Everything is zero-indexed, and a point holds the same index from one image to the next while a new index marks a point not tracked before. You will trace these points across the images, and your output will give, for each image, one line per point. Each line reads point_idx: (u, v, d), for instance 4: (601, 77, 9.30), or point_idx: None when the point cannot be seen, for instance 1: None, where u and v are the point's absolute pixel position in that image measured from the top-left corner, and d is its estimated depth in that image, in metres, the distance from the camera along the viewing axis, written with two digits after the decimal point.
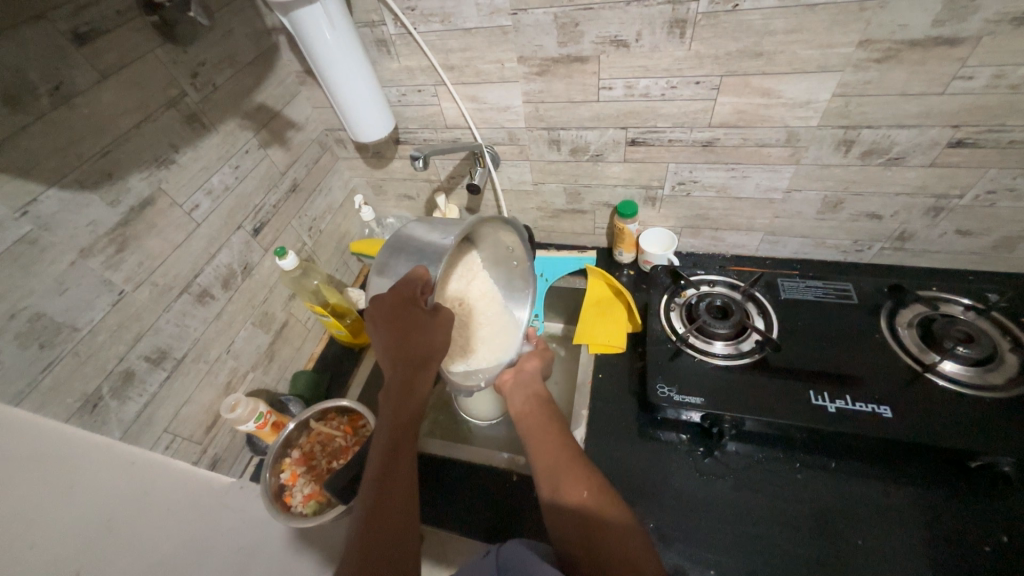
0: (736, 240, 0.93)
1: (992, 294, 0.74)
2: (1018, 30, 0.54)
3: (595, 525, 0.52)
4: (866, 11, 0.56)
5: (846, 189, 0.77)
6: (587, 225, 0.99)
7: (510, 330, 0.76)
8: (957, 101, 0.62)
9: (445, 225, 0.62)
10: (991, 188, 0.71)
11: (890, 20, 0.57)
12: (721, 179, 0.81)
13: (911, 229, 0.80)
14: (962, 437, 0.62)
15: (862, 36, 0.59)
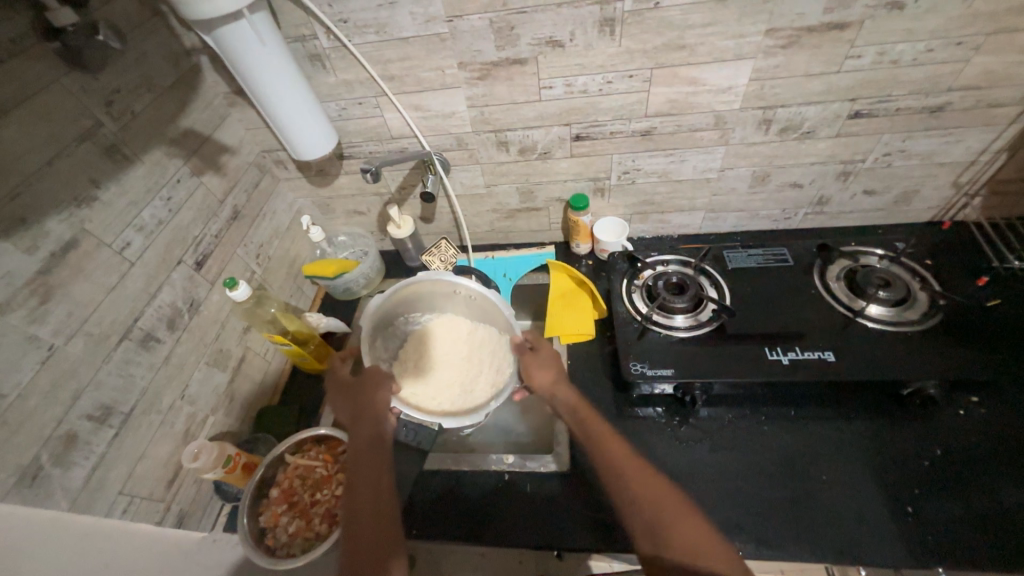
0: (682, 220, 0.99)
1: (901, 242, 0.85)
2: (890, 13, 0.63)
3: (667, 510, 0.58)
4: (768, 3, 0.63)
5: (770, 163, 0.85)
6: (542, 221, 1.02)
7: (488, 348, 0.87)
8: (852, 77, 0.71)
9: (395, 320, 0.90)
10: (887, 151, 0.81)
11: (789, 9, 0.63)
12: (662, 164, 0.86)
13: (828, 193, 0.90)
14: (893, 368, 0.70)
15: (767, 26, 0.65)
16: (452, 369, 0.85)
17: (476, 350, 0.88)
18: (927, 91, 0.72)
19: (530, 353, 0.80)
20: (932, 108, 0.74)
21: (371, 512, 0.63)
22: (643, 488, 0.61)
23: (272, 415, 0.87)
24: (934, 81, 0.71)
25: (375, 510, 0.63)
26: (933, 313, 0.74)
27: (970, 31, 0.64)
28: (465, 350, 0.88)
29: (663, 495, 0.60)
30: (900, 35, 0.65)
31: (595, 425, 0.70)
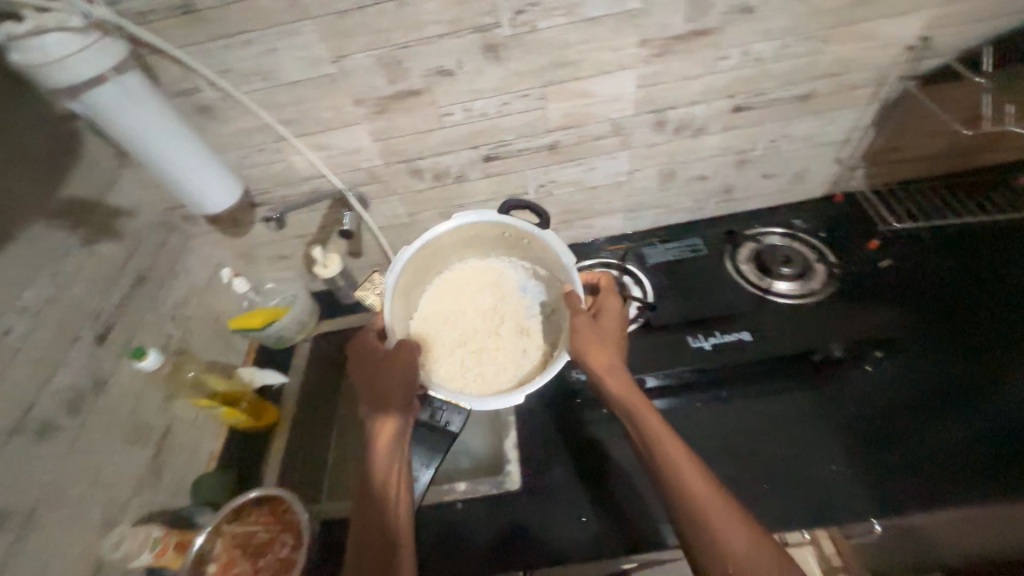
0: (606, 223, 1.01)
1: (797, 220, 0.98)
2: (744, 17, 0.69)
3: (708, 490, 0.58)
4: (634, 17, 0.67)
5: (676, 160, 0.89)
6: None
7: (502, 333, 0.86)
8: (709, 78, 0.76)
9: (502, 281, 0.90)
10: (772, 138, 0.87)
11: (653, 21, 0.68)
12: (574, 174, 0.89)
13: (731, 181, 0.95)
14: (802, 337, 0.80)
15: (638, 38, 0.69)
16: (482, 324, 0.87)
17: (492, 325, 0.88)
18: (783, 81, 0.78)
19: (600, 332, 0.72)
20: (800, 96, 0.81)
21: (380, 486, 0.66)
22: (714, 510, 0.56)
23: (207, 483, 0.82)
24: (771, 71, 0.77)
25: (388, 467, 0.67)
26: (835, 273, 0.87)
27: (817, 26, 0.71)
28: (484, 305, 0.89)
29: (735, 519, 0.55)
30: (759, 36, 0.71)
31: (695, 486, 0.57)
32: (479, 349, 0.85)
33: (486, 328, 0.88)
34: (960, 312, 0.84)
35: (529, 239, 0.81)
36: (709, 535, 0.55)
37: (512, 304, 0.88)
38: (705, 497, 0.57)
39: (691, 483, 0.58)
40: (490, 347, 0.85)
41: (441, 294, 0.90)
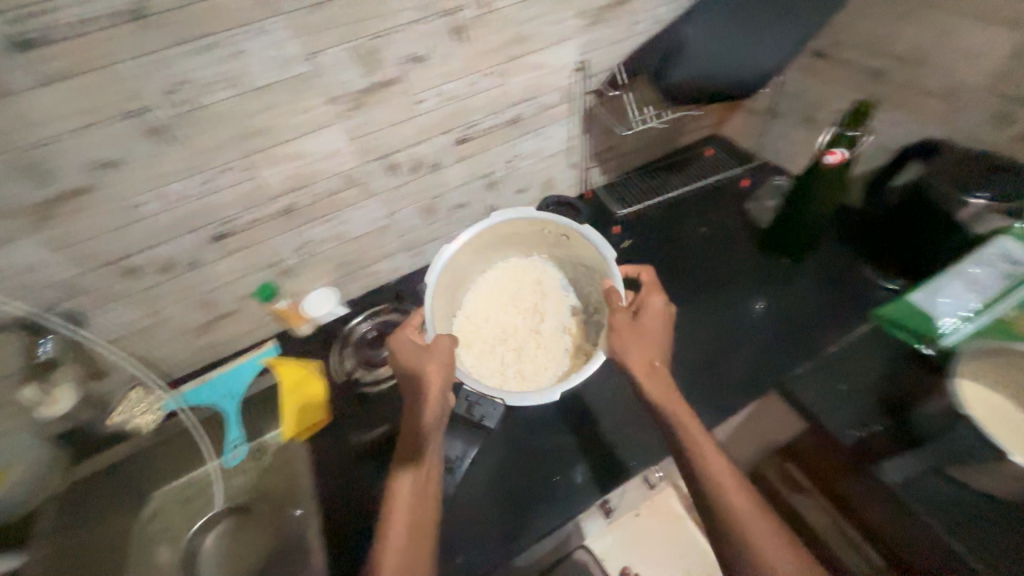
0: (392, 266, 0.98)
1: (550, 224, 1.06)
2: (426, 64, 0.71)
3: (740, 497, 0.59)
4: (310, 79, 0.65)
5: (428, 194, 0.90)
6: (240, 325, 0.89)
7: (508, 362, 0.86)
8: (414, 122, 0.77)
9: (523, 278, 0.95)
10: (507, 158, 0.93)
11: (332, 80, 0.66)
12: (329, 230, 0.84)
13: (491, 201, 1.00)
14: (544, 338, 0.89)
15: (324, 97, 0.67)
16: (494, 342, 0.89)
17: (509, 339, 0.89)
18: (486, 112, 0.83)
19: (647, 332, 0.71)
20: (510, 121, 0.87)
21: (413, 532, 0.61)
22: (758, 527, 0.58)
23: None
24: (473, 107, 0.81)
25: (423, 505, 0.63)
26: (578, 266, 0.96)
27: (499, 62, 0.77)
28: (524, 299, 0.94)
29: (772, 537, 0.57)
30: (450, 77, 0.75)
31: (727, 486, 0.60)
32: (519, 347, 0.88)
33: (526, 328, 0.92)
34: (674, 266, 0.97)
35: (570, 234, 0.84)
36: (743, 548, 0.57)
37: (552, 301, 0.93)
38: (744, 511, 0.59)
39: (725, 487, 0.60)
40: (530, 345, 0.89)
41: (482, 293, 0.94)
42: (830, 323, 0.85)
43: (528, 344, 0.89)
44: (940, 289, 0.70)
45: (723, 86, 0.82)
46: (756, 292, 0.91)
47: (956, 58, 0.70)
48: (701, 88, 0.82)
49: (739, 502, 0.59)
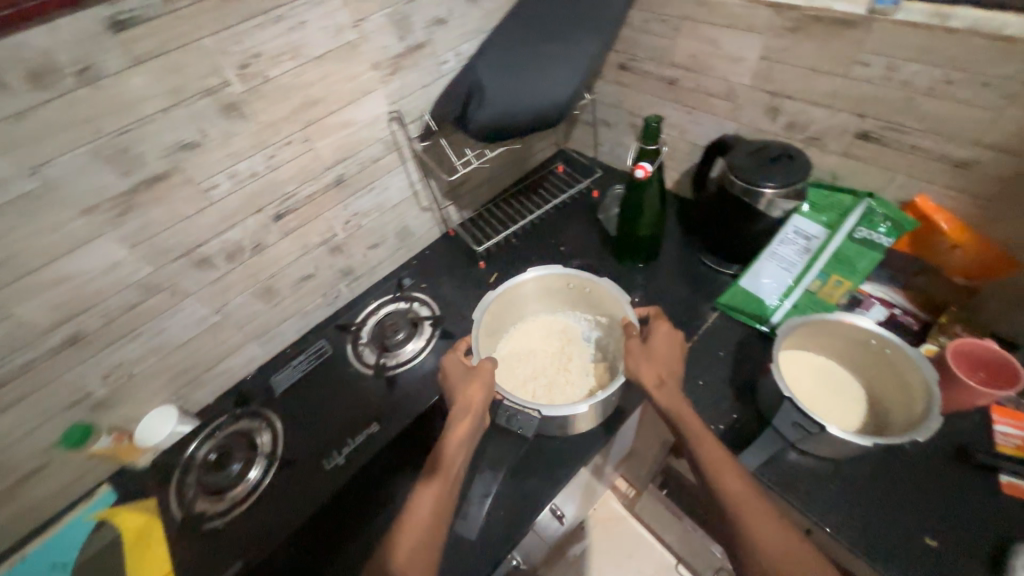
0: (243, 361, 0.88)
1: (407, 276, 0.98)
2: (201, 149, 0.64)
3: (754, 515, 0.51)
4: (46, 193, 0.55)
5: (261, 277, 0.81)
6: (51, 486, 0.73)
7: (573, 376, 0.80)
8: (212, 209, 0.69)
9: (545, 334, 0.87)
10: (345, 219, 0.87)
11: (80, 189, 0.57)
12: (143, 346, 0.73)
13: (343, 264, 0.93)
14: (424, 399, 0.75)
15: (76, 210, 0.58)
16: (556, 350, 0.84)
17: (563, 358, 0.83)
18: (300, 181, 0.77)
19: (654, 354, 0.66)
20: (334, 183, 0.81)
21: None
22: (758, 520, 0.51)
23: None
24: (283, 178, 0.74)
25: (431, 531, 0.55)
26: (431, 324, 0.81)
27: (295, 128, 0.71)
28: (550, 344, 0.85)
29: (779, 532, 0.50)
30: (239, 155, 0.68)
31: (738, 496, 0.53)
32: (550, 381, 0.80)
33: (554, 369, 0.82)
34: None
35: (591, 287, 0.81)
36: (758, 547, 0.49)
37: (579, 347, 0.84)
38: (747, 507, 0.52)
39: (742, 506, 0.52)
40: (560, 385, 0.79)
41: (521, 334, 0.87)
42: (692, 318, 0.83)
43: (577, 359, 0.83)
44: (759, 273, 0.77)
45: (530, 117, 0.70)
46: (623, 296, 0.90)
47: (723, 63, 0.77)
48: (509, 123, 0.71)
49: (752, 514, 0.52)
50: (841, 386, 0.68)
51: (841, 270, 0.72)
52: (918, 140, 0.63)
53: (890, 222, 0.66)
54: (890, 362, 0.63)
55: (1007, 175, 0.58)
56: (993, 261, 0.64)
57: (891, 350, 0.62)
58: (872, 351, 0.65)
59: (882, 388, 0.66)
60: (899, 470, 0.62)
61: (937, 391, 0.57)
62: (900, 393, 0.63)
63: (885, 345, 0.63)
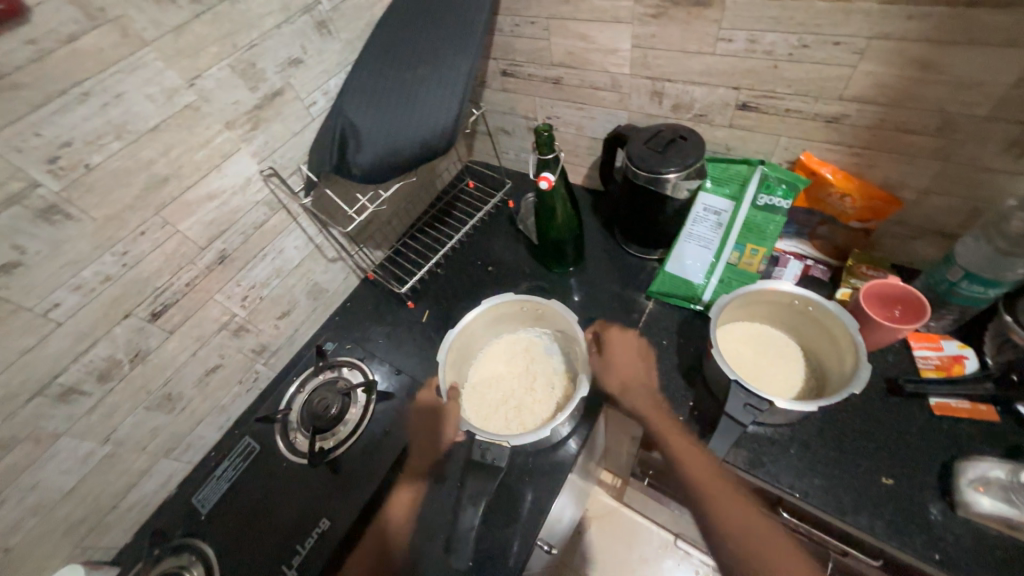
0: (157, 482, 0.76)
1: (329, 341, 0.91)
2: (20, 269, 0.52)
3: (744, 526, 0.59)
4: None
5: (154, 388, 0.70)
6: None
7: (543, 393, 0.72)
8: (61, 332, 0.57)
9: (508, 359, 0.77)
10: (242, 295, 0.77)
11: None
12: (14, 512, 0.59)
13: (253, 344, 0.83)
14: (375, 474, 0.68)
15: None
16: (522, 372, 0.75)
17: (531, 377, 0.74)
18: (171, 271, 0.66)
19: (612, 362, 0.74)
20: (217, 262, 0.71)
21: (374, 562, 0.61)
22: (738, 521, 0.59)
23: None
24: (148, 273, 0.64)
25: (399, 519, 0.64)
26: (366, 388, 0.75)
27: (147, 214, 0.61)
28: (515, 367, 0.76)
29: (770, 543, 0.58)
30: (79, 262, 0.56)
31: (710, 492, 0.61)
32: (518, 404, 0.71)
33: (523, 392, 0.73)
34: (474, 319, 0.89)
35: (544, 307, 0.74)
36: (733, 546, 0.58)
37: (544, 362, 0.76)
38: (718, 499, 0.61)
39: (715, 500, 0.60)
40: (532, 409, 0.70)
41: (485, 362, 0.78)
42: (630, 313, 0.83)
43: (545, 373, 0.75)
44: (681, 255, 0.77)
45: (416, 145, 0.65)
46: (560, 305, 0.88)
47: (601, 56, 0.76)
48: (396, 155, 0.65)
49: (740, 517, 0.60)
50: (779, 350, 0.70)
51: (753, 238, 0.72)
52: (791, 103, 0.65)
53: (785, 185, 0.67)
54: (815, 319, 0.66)
55: (873, 123, 0.61)
56: (881, 203, 0.67)
57: (814, 308, 0.64)
58: (797, 311, 0.68)
59: (815, 343, 0.68)
60: (844, 418, 0.65)
61: (860, 340, 0.59)
62: (830, 346, 0.65)
63: (808, 304, 0.65)
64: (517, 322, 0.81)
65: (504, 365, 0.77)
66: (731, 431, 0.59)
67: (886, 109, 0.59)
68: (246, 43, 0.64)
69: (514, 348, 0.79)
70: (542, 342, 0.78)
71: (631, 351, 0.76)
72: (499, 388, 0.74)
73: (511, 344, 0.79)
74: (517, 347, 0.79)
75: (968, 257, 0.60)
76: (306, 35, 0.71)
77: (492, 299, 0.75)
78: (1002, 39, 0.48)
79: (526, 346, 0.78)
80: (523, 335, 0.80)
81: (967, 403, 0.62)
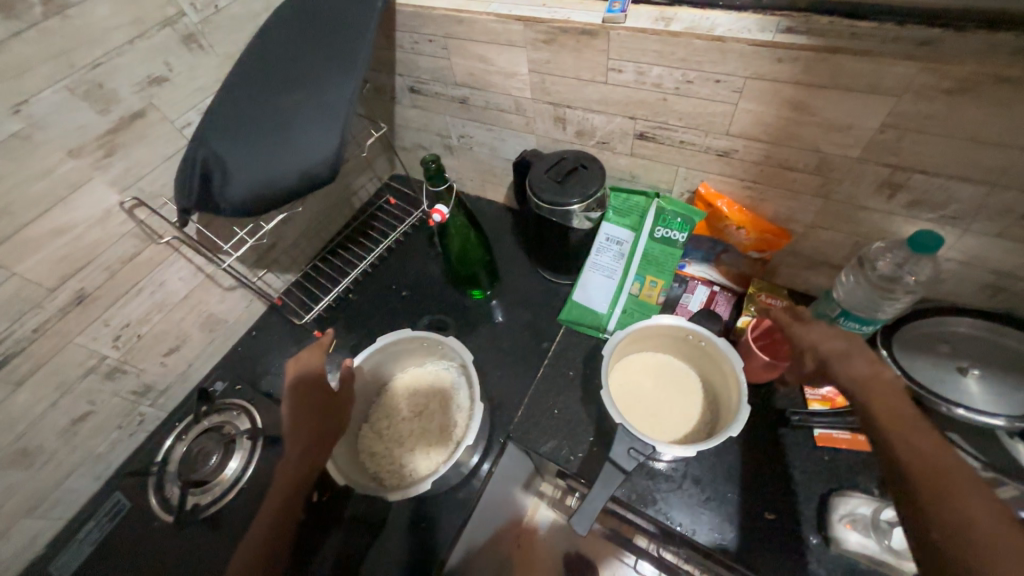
0: (19, 544, 0.69)
1: (219, 381, 0.85)
2: None
3: None
4: None
5: (2, 445, 0.63)
6: None
7: (440, 436, 0.69)
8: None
9: (409, 397, 0.74)
10: (113, 335, 0.70)
11: None
12: None
13: (133, 386, 0.76)
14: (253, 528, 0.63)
15: None
16: (422, 411, 0.72)
17: (431, 418, 0.72)
18: (10, 317, 0.59)
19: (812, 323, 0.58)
20: (73, 302, 0.64)
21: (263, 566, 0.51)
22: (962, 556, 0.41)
23: None
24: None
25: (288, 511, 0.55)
26: (252, 435, 0.69)
27: None
28: (417, 405, 0.73)
29: None
30: None
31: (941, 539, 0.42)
32: (414, 447, 0.69)
33: (421, 434, 0.70)
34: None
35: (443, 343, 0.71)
36: None
37: (446, 400, 0.73)
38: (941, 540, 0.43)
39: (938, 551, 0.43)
40: (427, 454, 0.68)
41: (388, 400, 0.74)
42: (541, 341, 0.81)
43: (445, 412, 0.72)
44: (587, 284, 0.76)
45: (293, 176, 0.59)
46: (474, 333, 0.85)
47: (501, 79, 0.72)
48: (269, 186, 0.60)
49: None
50: (680, 382, 0.69)
51: (653, 270, 0.72)
52: (684, 136, 0.64)
53: (681, 218, 0.67)
54: (708, 353, 0.66)
55: (760, 159, 0.61)
56: (774, 237, 0.68)
57: (706, 343, 0.64)
58: (692, 345, 0.67)
59: (709, 376, 0.68)
60: (737, 451, 0.65)
61: (744, 379, 0.60)
62: (721, 381, 0.65)
63: (701, 339, 0.65)
64: (422, 356, 0.77)
65: (405, 403, 0.73)
66: (611, 481, 0.57)
67: (770, 146, 0.59)
68: (88, 62, 0.57)
69: (417, 384, 0.75)
70: (447, 377, 0.75)
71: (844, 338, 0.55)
72: (396, 429, 0.71)
73: (415, 378, 0.76)
74: (420, 382, 0.75)
75: (845, 296, 0.63)
76: (169, 50, 0.64)
77: (386, 338, 0.71)
78: (864, 85, 0.48)
79: (431, 381, 0.75)
80: (429, 368, 0.77)
81: (848, 433, 0.63)
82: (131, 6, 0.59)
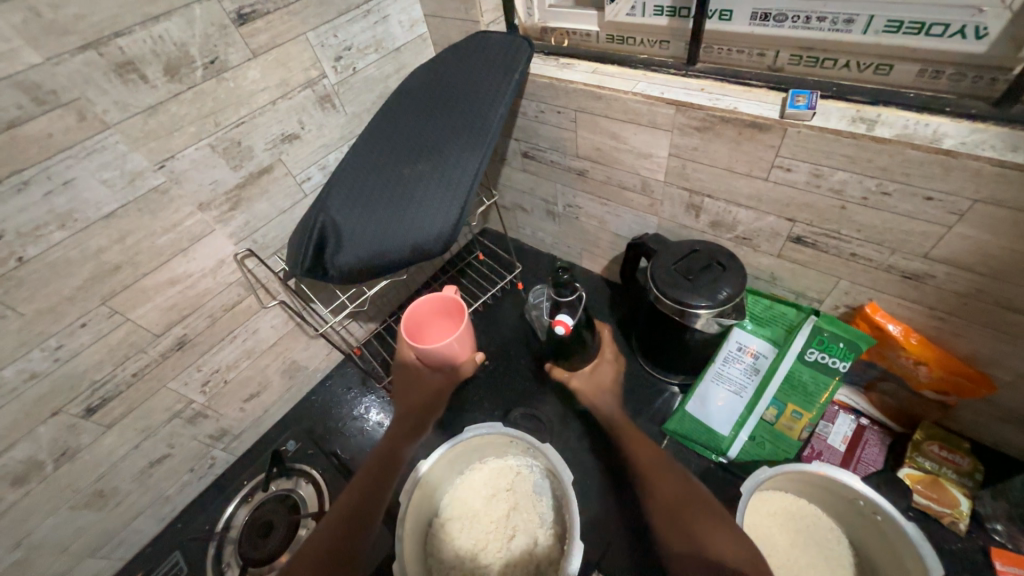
0: None
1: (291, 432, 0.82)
2: None
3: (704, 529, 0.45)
4: None
5: (83, 485, 0.62)
6: None
7: (519, 561, 0.60)
8: None
9: (488, 497, 0.66)
10: (202, 381, 0.69)
11: None
12: None
13: (209, 431, 0.74)
14: None
15: None
16: (501, 522, 0.63)
17: (509, 532, 0.62)
18: (115, 362, 0.58)
19: (596, 375, 0.61)
20: (173, 348, 0.63)
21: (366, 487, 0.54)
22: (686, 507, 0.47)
23: None
24: (87, 366, 0.56)
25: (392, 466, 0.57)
26: (316, 516, 0.67)
27: (92, 304, 0.53)
28: (494, 511, 0.64)
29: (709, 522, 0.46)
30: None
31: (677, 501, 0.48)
32: (486, 567, 0.60)
33: (496, 549, 0.61)
34: (459, 424, 0.78)
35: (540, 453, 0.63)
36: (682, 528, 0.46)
37: (530, 514, 0.63)
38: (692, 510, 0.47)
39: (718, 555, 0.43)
40: None
41: (464, 494, 0.66)
42: None
43: (526, 531, 0.62)
44: (706, 398, 0.65)
45: (403, 250, 0.55)
46: (560, 424, 0.76)
47: (632, 158, 0.66)
48: (381, 257, 0.56)
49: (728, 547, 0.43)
50: (821, 550, 0.55)
51: (796, 399, 0.60)
52: (858, 248, 0.53)
53: (844, 343, 0.55)
54: (880, 531, 0.52)
55: (966, 291, 0.49)
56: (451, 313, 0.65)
57: (882, 517, 0.51)
58: (856, 510, 0.54)
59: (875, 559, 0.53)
60: None
61: None
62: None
63: (874, 510, 0.51)
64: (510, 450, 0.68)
65: (483, 505, 0.65)
66: None
67: (986, 280, 0.47)
68: (232, 122, 0.57)
69: (498, 483, 0.66)
70: (534, 486, 0.65)
71: (606, 369, 0.62)
72: (470, 536, 0.62)
73: (497, 474, 0.67)
74: (502, 480, 0.67)
75: None
76: (304, 110, 0.64)
77: (479, 430, 0.65)
78: None
79: (514, 485, 0.66)
80: (513, 466, 0.68)
81: None
82: (279, 69, 0.59)
